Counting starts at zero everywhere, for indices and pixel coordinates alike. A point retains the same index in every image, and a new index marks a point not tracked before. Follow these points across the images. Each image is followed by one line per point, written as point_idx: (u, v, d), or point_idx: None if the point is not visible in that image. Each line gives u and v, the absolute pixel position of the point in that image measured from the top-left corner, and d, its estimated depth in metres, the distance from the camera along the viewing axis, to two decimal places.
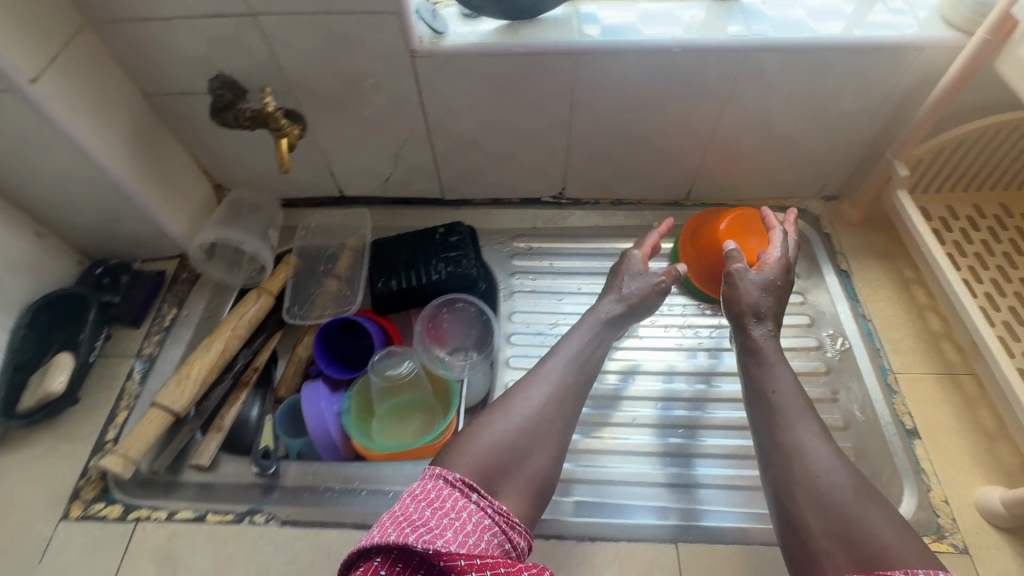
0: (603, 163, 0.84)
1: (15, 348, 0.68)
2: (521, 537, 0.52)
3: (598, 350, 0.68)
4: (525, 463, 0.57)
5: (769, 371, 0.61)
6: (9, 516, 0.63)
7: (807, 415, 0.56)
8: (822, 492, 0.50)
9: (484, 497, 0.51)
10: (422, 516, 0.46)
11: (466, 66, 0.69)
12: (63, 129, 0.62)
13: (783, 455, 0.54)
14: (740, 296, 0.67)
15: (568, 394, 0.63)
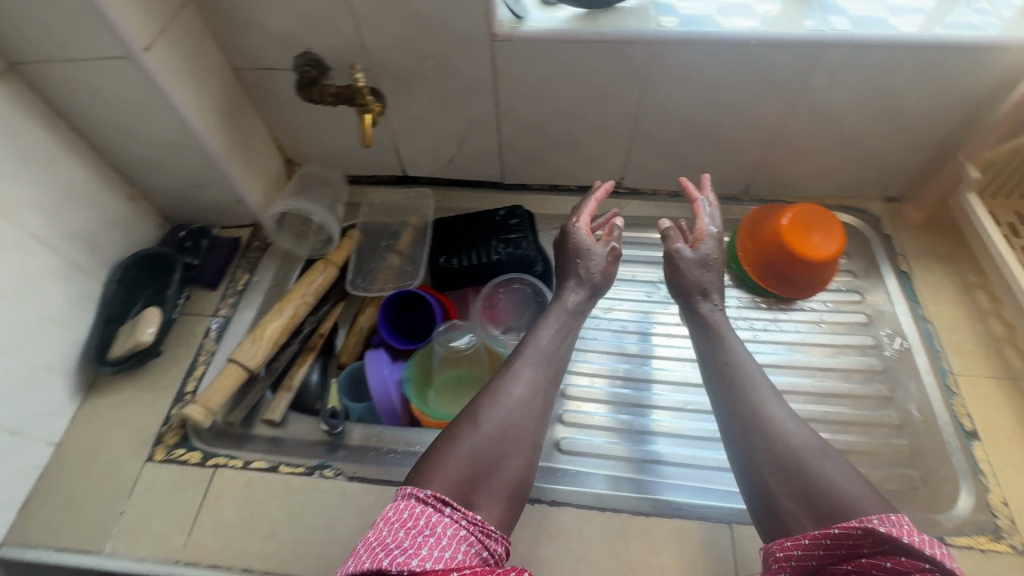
0: (665, 154, 0.85)
1: (107, 301, 0.73)
2: (499, 544, 0.52)
3: (566, 340, 0.69)
4: (500, 467, 0.57)
5: (727, 346, 0.66)
6: (100, 453, 0.67)
7: (759, 386, 0.61)
8: (781, 457, 0.55)
9: (460, 509, 0.51)
10: (395, 537, 0.45)
11: (544, 51, 0.71)
12: (167, 96, 0.66)
13: (748, 433, 0.58)
14: (690, 276, 0.73)
15: (540, 390, 0.63)
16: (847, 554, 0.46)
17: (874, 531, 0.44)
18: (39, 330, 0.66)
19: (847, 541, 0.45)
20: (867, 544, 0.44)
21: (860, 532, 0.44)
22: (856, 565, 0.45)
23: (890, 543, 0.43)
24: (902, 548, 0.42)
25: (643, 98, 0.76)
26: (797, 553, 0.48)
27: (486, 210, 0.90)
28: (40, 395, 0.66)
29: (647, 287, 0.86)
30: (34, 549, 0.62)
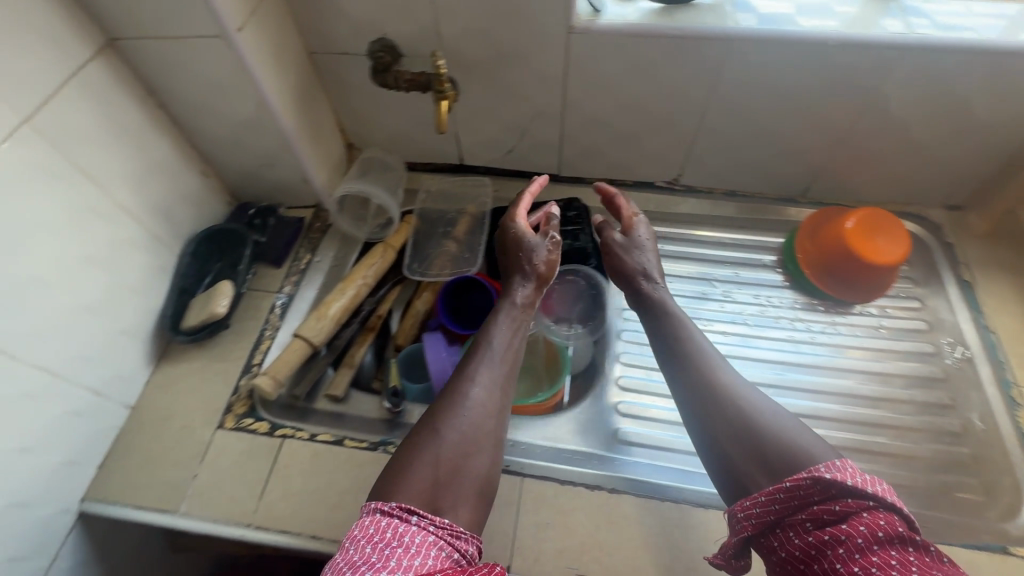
0: (727, 152, 0.85)
1: (181, 272, 0.76)
2: (469, 544, 0.52)
3: (520, 334, 0.70)
4: (466, 470, 0.57)
5: (677, 322, 0.68)
6: (175, 419, 0.70)
7: (710, 358, 0.63)
8: (736, 425, 0.56)
9: (427, 516, 0.51)
10: (362, 554, 0.45)
11: (620, 45, 0.71)
12: (253, 76, 0.68)
13: (704, 413, 0.59)
14: (629, 262, 0.74)
15: (497, 389, 0.63)
16: (800, 504, 0.49)
17: (821, 478, 0.48)
18: (122, 297, 0.68)
19: (799, 492, 0.49)
20: (817, 493, 0.48)
21: (811, 482, 0.48)
22: (809, 513, 0.48)
23: (836, 488, 0.47)
24: (847, 491, 0.47)
25: (711, 95, 0.76)
26: (756, 511, 0.51)
27: (544, 202, 0.91)
28: (121, 360, 0.69)
29: (703, 284, 0.86)
30: (115, 506, 0.65)
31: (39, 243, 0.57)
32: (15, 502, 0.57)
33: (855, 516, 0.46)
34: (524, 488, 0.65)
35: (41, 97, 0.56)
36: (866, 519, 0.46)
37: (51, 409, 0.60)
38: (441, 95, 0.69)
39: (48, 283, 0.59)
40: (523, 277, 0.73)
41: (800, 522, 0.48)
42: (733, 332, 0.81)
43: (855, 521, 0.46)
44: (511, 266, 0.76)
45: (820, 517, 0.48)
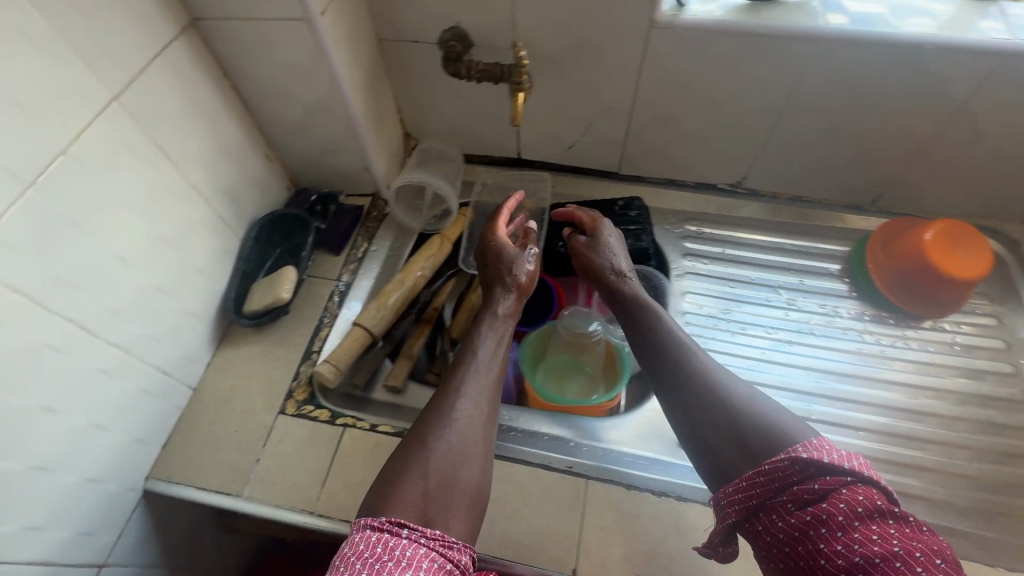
0: (798, 156, 0.83)
1: (244, 256, 0.76)
2: (462, 554, 0.51)
3: (504, 344, 0.70)
4: (456, 480, 0.57)
5: (651, 314, 0.69)
6: (237, 402, 0.70)
7: (682, 350, 0.64)
8: (716, 423, 0.57)
9: (417, 529, 0.51)
10: (354, 570, 0.44)
11: (703, 41, 0.69)
12: (330, 61, 0.67)
13: (688, 420, 0.59)
14: (602, 262, 0.76)
15: (480, 399, 0.63)
16: (780, 486, 0.50)
17: (798, 458, 0.50)
18: (191, 278, 0.68)
19: (779, 474, 0.50)
20: (796, 473, 0.49)
21: (788, 464, 0.50)
22: (789, 494, 0.49)
23: (814, 467, 0.49)
24: (826, 469, 0.48)
25: (791, 97, 0.74)
26: (739, 497, 0.52)
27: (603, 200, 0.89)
28: (187, 341, 0.69)
29: (768, 290, 0.83)
30: (179, 486, 0.65)
31: (122, 221, 0.57)
32: (89, 478, 0.57)
33: (834, 493, 0.48)
34: (588, 490, 0.64)
35: (131, 74, 0.56)
36: (846, 496, 0.47)
37: (125, 388, 0.60)
38: (519, 86, 0.68)
39: (128, 262, 0.59)
40: (505, 289, 0.72)
41: (782, 503, 0.50)
42: (799, 342, 0.79)
43: (836, 498, 0.47)
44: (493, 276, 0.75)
45: (800, 497, 0.49)
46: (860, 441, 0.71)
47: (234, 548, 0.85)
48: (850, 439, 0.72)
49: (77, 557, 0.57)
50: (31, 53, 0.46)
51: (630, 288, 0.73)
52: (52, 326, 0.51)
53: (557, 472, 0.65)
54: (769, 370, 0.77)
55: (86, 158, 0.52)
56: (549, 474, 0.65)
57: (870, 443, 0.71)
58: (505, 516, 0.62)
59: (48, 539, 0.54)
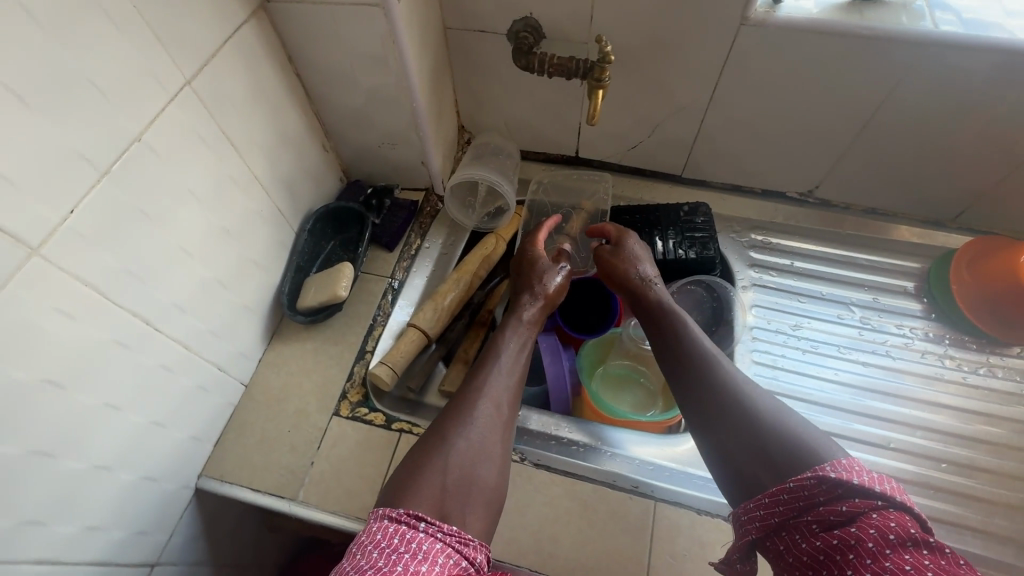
0: (881, 167, 0.78)
1: (298, 250, 0.74)
2: (479, 552, 0.49)
3: (526, 352, 0.69)
4: (474, 479, 0.56)
5: (676, 321, 0.67)
6: (289, 401, 0.68)
7: (708, 361, 0.62)
8: (740, 437, 0.55)
9: (434, 523, 0.49)
10: (370, 559, 0.43)
11: (796, 42, 0.65)
12: (401, 50, 0.64)
13: (710, 432, 0.58)
14: (627, 268, 0.74)
15: (501, 402, 0.62)
16: (805, 505, 0.48)
17: (825, 478, 0.47)
18: (249, 272, 0.66)
19: (803, 492, 0.48)
20: (822, 492, 0.47)
21: (814, 482, 0.47)
22: (814, 514, 0.47)
23: (842, 487, 0.46)
24: (855, 490, 0.45)
25: (883, 104, 0.69)
26: (760, 514, 0.51)
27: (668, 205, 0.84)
28: (242, 336, 0.67)
29: (839, 307, 0.80)
30: (231, 485, 0.63)
31: (188, 212, 0.55)
32: (147, 476, 0.55)
33: (863, 517, 0.44)
34: (657, 513, 0.61)
35: (202, 58, 0.53)
36: (875, 520, 0.44)
37: (183, 385, 0.58)
38: (598, 83, 0.65)
39: (191, 255, 0.56)
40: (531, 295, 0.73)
41: (807, 524, 0.47)
42: (874, 364, 0.75)
43: (865, 522, 0.44)
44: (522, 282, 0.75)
45: (826, 518, 0.46)
46: (941, 473, 0.68)
47: (275, 544, 0.84)
48: (931, 471, 0.68)
49: (133, 556, 0.56)
50: (112, 34, 0.43)
51: (655, 296, 0.71)
52: (119, 322, 0.49)
53: (622, 491, 0.62)
54: (840, 393, 0.73)
55: (158, 146, 0.49)
56: (616, 494, 0.62)
57: (953, 476, 0.68)
58: (572, 536, 0.60)
59: (107, 539, 0.52)
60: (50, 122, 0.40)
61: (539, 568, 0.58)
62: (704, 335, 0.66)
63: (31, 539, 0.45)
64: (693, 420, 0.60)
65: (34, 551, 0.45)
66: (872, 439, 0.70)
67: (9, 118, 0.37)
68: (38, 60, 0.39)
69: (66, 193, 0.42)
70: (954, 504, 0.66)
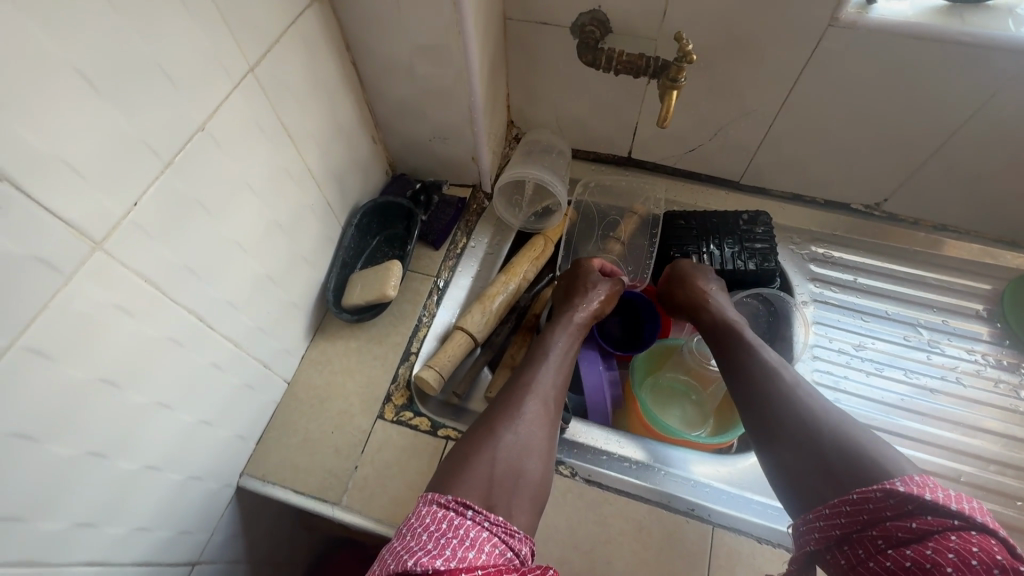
0: (960, 183, 0.73)
1: (345, 245, 0.71)
2: (523, 545, 0.47)
3: (573, 353, 0.67)
4: (521, 474, 0.53)
5: (738, 334, 0.66)
6: (333, 401, 0.66)
7: (770, 373, 0.60)
8: (803, 449, 0.54)
9: (481, 511, 0.48)
10: (419, 541, 0.43)
11: (887, 46, 0.61)
12: (467, 42, 0.61)
13: (772, 443, 0.56)
14: (692, 281, 0.73)
15: (550, 401, 0.60)
16: (870, 519, 0.46)
17: (893, 491, 0.45)
18: (298, 267, 0.64)
19: (868, 505, 0.46)
20: (889, 507, 0.45)
21: (882, 495, 0.46)
22: (881, 530, 0.45)
23: (913, 502, 0.44)
24: (927, 508, 0.43)
25: (973, 116, 0.65)
26: (820, 525, 0.49)
27: (725, 211, 0.81)
28: (288, 333, 0.65)
29: (903, 327, 0.76)
30: (273, 486, 0.62)
31: (244, 205, 0.52)
32: (192, 475, 0.54)
33: (939, 537, 0.42)
34: (714, 538, 0.58)
35: (266, 44, 0.50)
36: (953, 542, 0.41)
37: (231, 383, 0.56)
38: (673, 83, 0.61)
39: (245, 250, 0.54)
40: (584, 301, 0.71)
41: (872, 539, 0.45)
42: (941, 391, 0.72)
43: (941, 544, 0.41)
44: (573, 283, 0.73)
45: (893, 535, 0.44)
46: (1015, 512, 0.64)
47: (305, 542, 0.82)
48: (1004, 509, 0.64)
49: (175, 555, 0.54)
50: (184, 16, 0.41)
51: (716, 309, 0.70)
52: (174, 318, 0.47)
53: (676, 512, 0.60)
54: (906, 420, 0.70)
55: (220, 136, 0.47)
56: (670, 515, 0.59)
57: None
58: (626, 559, 0.57)
59: (152, 539, 0.51)
60: (119, 109, 0.38)
61: None
62: (767, 348, 0.65)
63: (82, 541, 0.43)
64: (753, 430, 0.59)
65: (83, 553, 0.44)
66: (941, 470, 0.67)
67: (79, 103, 0.35)
68: (113, 42, 0.36)
69: (129, 184, 0.40)
70: None
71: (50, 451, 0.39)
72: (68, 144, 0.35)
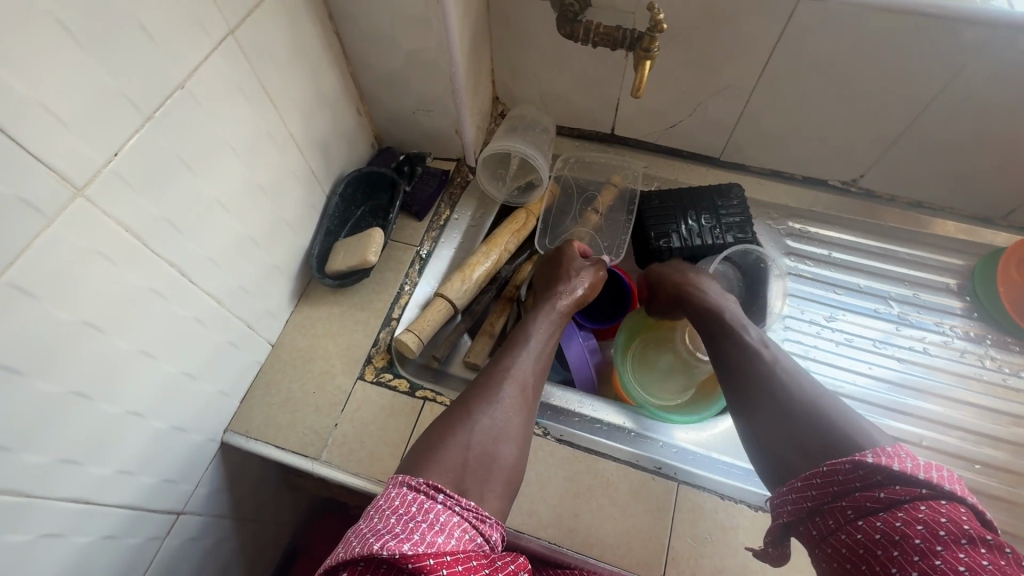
0: (932, 158, 0.75)
1: (329, 213, 0.73)
2: (494, 531, 0.49)
3: (554, 337, 0.69)
4: (495, 456, 0.55)
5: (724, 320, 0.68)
6: (314, 362, 0.69)
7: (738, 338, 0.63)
8: (779, 422, 0.55)
9: (452, 496, 0.49)
10: (387, 524, 0.43)
11: (858, 19, 0.62)
12: (446, 12, 0.62)
13: (752, 418, 0.58)
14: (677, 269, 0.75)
15: (530, 388, 0.62)
16: (840, 490, 0.47)
17: (862, 462, 0.46)
18: (281, 232, 0.66)
19: (838, 478, 0.47)
20: (859, 478, 0.46)
21: (851, 467, 0.46)
22: (850, 500, 0.46)
23: (882, 474, 0.44)
24: (897, 479, 0.44)
25: (944, 90, 0.66)
26: (792, 497, 0.50)
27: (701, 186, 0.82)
28: (270, 296, 0.67)
29: (875, 301, 0.78)
30: (256, 442, 0.64)
31: (225, 165, 0.54)
32: (175, 426, 0.56)
33: (907, 507, 0.43)
34: (679, 494, 0.60)
35: (246, 8, 0.52)
36: (922, 513, 0.42)
37: (213, 339, 0.58)
38: (646, 54, 0.64)
39: (228, 210, 0.56)
40: (567, 286, 0.72)
41: (842, 510, 0.46)
42: (907, 360, 0.74)
43: (910, 514, 0.42)
44: (558, 270, 0.75)
45: (862, 505, 0.45)
46: (974, 475, 0.66)
47: (290, 502, 0.85)
48: (965, 473, 0.66)
49: (158, 504, 0.57)
50: None
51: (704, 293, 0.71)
52: (155, 271, 0.49)
53: (644, 470, 0.62)
54: (874, 388, 0.72)
55: (200, 96, 0.49)
56: (637, 473, 0.61)
57: (987, 478, 0.66)
58: (593, 513, 0.59)
59: (137, 484, 0.53)
60: (100, 62, 0.40)
61: (559, 542, 0.58)
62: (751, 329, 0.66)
63: (67, 477, 0.45)
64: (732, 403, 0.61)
65: (67, 489, 0.46)
66: (905, 436, 0.69)
67: (60, 55, 0.37)
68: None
69: (111, 134, 0.42)
70: (988, 507, 0.64)
71: (36, 387, 0.41)
72: (49, 89, 0.37)
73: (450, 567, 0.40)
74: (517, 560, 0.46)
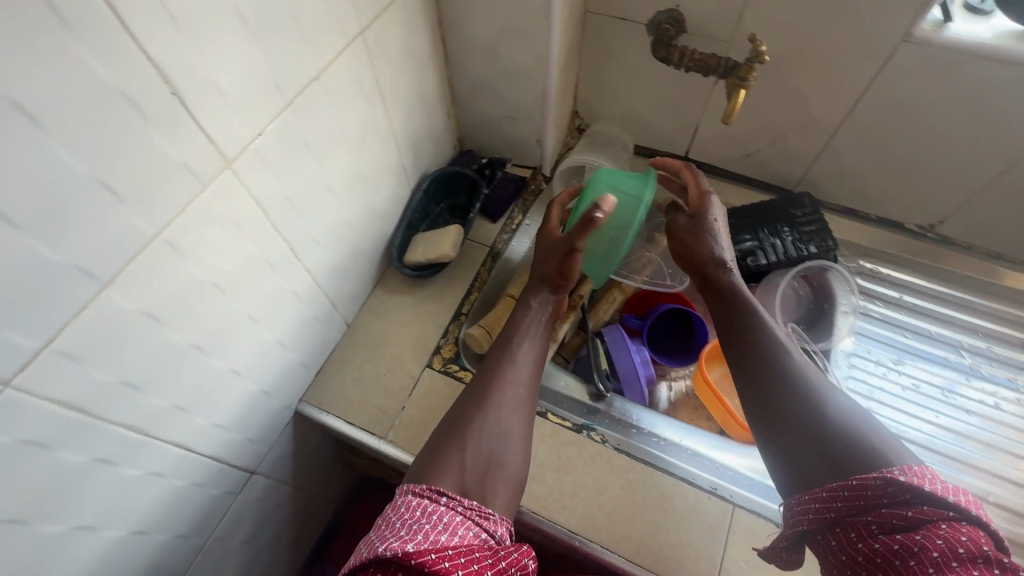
0: (1018, 212, 0.74)
1: (411, 207, 0.77)
2: (497, 526, 0.51)
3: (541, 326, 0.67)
4: (505, 462, 0.56)
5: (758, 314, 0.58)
6: (388, 346, 0.72)
7: None
8: (812, 446, 0.48)
9: (455, 497, 0.51)
10: (393, 528, 0.45)
11: (957, 66, 0.62)
12: (551, 29, 0.66)
13: (781, 441, 0.50)
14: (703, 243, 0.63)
15: (517, 387, 0.61)
16: (866, 505, 0.43)
17: (893, 479, 0.42)
18: (371, 219, 0.70)
19: (866, 492, 0.43)
20: (887, 494, 0.42)
21: (879, 483, 0.42)
22: (875, 515, 0.42)
23: (912, 492, 0.41)
24: (924, 497, 0.40)
25: None
26: (815, 506, 0.46)
27: (778, 200, 0.83)
28: (354, 278, 0.71)
29: (945, 349, 0.77)
30: (328, 414, 0.68)
31: (338, 151, 0.58)
32: (263, 390, 0.60)
33: (931, 526, 0.39)
34: (733, 517, 0.61)
35: (376, 10, 0.57)
36: (944, 531, 0.39)
37: (304, 313, 0.62)
38: (742, 82, 0.66)
39: (333, 193, 0.60)
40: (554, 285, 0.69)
41: (865, 524, 0.42)
42: (975, 413, 0.72)
43: (931, 531, 0.39)
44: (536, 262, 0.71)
45: (887, 522, 0.41)
46: None
47: (339, 478, 0.89)
48: None
49: (237, 459, 0.60)
50: None
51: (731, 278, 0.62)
52: (271, 244, 0.53)
53: (701, 489, 0.62)
54: (944, 439, 0.70)
55: (328, 88, 0.53)
56: (692, 491, 0.62)
57: None
58: (647, 523, 0.60)
59: (226, 439, 0.57)
60: (262, 50, 0.44)
61: (611, 547, 0.59)
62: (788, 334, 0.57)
63: (174, 422, 0.49)
64: (753, 406, 0.54)
65: (175, 434, 0.50)
66: (971, 487, 0.67)
67: (233, 37, 0.41)
68: None
69: (259, 115, 0.46)
70: None
71: (168, 336, 0.45)
72: (219, 71, 0.41)
73: (454, 560, 0.42)
74: (523, 547, 0.47)
